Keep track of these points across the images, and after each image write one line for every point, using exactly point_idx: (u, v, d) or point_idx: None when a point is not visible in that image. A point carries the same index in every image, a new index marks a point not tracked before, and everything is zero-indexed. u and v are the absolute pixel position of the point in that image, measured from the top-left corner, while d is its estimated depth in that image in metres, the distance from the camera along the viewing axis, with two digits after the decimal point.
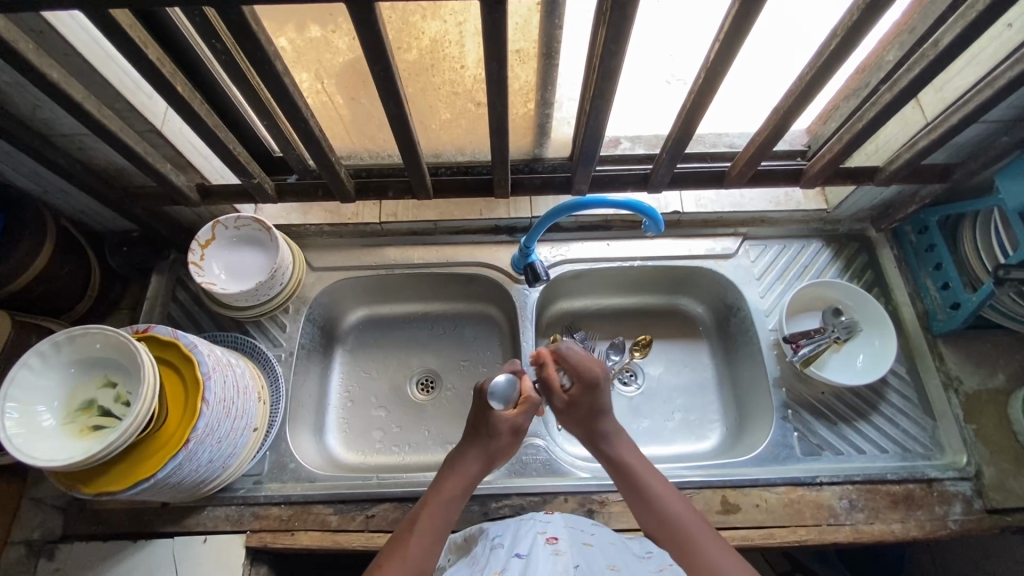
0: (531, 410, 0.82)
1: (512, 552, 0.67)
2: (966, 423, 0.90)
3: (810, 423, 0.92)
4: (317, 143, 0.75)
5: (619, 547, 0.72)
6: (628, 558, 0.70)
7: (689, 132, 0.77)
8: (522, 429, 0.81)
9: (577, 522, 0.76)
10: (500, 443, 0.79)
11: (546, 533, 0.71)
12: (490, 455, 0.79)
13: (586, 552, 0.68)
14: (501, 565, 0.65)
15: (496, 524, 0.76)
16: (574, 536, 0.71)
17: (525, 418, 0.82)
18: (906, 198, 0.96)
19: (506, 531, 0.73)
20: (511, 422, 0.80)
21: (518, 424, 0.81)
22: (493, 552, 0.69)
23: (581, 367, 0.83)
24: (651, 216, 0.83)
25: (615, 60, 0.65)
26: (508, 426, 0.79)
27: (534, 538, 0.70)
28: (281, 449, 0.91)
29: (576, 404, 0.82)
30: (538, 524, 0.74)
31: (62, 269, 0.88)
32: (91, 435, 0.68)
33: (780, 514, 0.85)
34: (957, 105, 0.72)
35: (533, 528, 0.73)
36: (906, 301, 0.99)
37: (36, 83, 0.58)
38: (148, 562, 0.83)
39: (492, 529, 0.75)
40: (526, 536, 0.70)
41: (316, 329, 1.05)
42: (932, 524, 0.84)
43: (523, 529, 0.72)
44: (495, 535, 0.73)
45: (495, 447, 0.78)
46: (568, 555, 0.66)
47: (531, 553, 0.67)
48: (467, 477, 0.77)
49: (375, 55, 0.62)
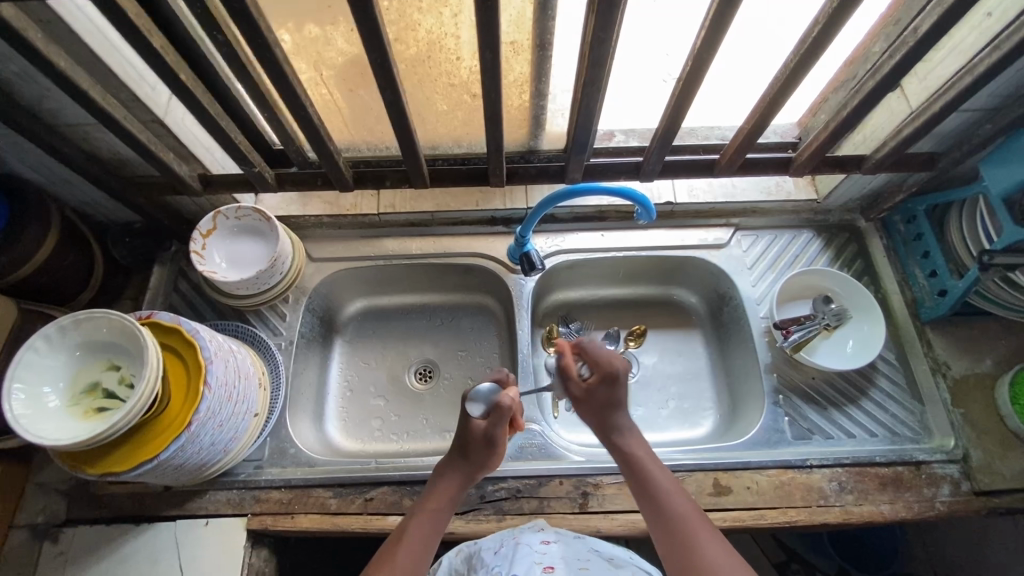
0: (504, 420, 0.77)
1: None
2: (953, 408, 0.92)
3: (800, 408, 0.94)
4: (317, 132, 0.77)
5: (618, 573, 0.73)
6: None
7: (678, 120, 0.79)
8: (498, 442, 0.78)
9: (575, 551, 0.76)
10: (475, 454, 0.78)
11: (543, 563, 0.72)
12: (468, 468, 0.78)
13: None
14: None
15: (491, 551, 0.76)
16: (571, 564, 0.72)
17: (503, 428, 0.79)
18: (894, 187, 0.98)
19: (503, 561, 0.73)
20: (483, 432, 0.77)
21: (492, 435, 0.78)
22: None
23: (602, 360, 0.82)
24: (643, 203, 0.85)
25: (605, 48, 0.67)
26: (481, 436, 0.77)
27: (531, 567, 0.70)
28: (281, 435, 0.93)
29: (591, 396, 0.81)
30: (533, 552, 0.74)
31: (66, 258, 0.90)
32: (96, 416, 0.70)
33: (771, 496, 0.86)
34: (940, 93, 0.74)
35: (530, 555, 0.73)
36: (895, 289, 1.01)
37: (43, 70, 0.60)
38: (151, 544, 0.85)
39: (489, 559, 0.75)
40: (523, 564, 0.71)
41: (315, 319, 1.06)
42: (920, 505, 0.86)
43: (519, 556, 0.73)
44: (492, 566, 0.73)
45: (471, 458, 0.78)
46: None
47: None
48: (449, 490, 0.77)
49: (372, 44, 0.64)
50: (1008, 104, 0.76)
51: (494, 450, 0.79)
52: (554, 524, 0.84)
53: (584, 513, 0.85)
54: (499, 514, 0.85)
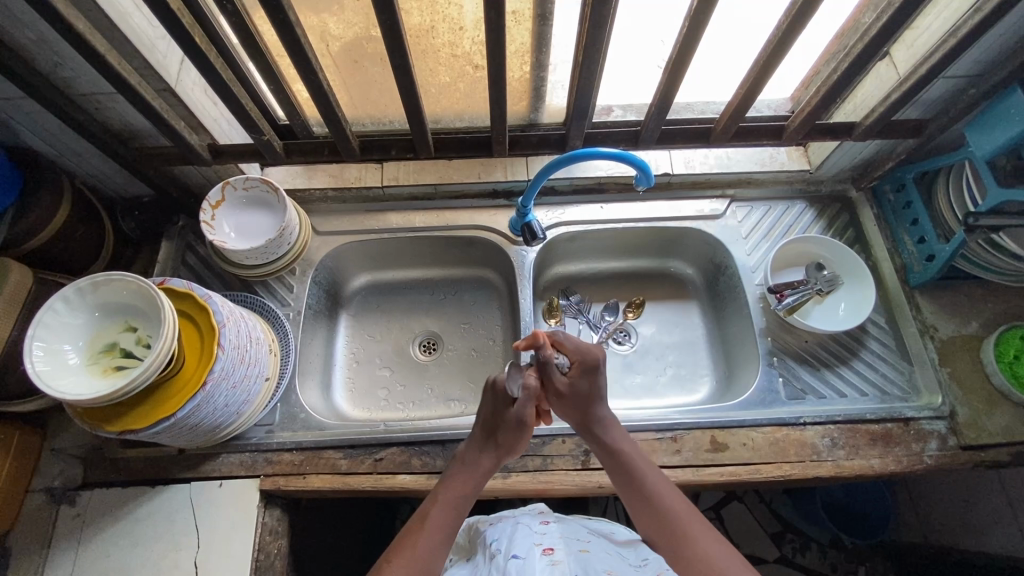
0: (532, 400, 0.78)
1: (509, 555, 0.71)
2: (940, 366, 0.95)
3: (794, 369, 0.97)
4: (324, 96, 0.78)
5: (613, 556, 0.76)
6: (621, 567, 0.72)
7: (674, 85, 0.81)
8: (527, 421, 0.79)
9: (573, 530, 0.82)
10: (504, 435, 0.79)
11: (543, 543, 0.75)
12: (499, 446, 0.79)
13: (583, 559, 0.73)
14: (500, 569, 0.69)
15: (492, 525, 0.82)
16: (569, 545, 0.76)
17: (532, 408, 0.79)
18: (884, 156, 1.01)
19: (503, 536, 0.77)
20: (512, 412, 0.78)
21: (519, 416, 0.78)
22: (491, 559, 0.74)
23: (582, 350, 0.82)
24: (642, 168, 0.87)
25: (606, 8, 0.68)
26: (512, 418, 0.78)
27: (531, 546, 0.74)
28: (291, 401, 0.96)
29: (574, 388, 0.81)
30: (534, 532, 0.78)
31: (77, 230, 0.92)
32: (114, 374, 0.72)
33: (766, 451, 0.89)
34: (926, 58, 0.77)
35: (531, 537, 0.76)
36: (885, 256, 1.04)
37: (62, 34, 0.62)
38: (167, 505, 0.87)
39: (490, 532, 0.80)
40: (523, 543, 0.74)
41: (322, 291, 1.09)
42: (908, 459, 0.89)
43: (519, 533, 0.77)
44: (492, 541, 0.77)
45: (499, 435, 0.79)
46: (565, 565, 0.71)
47: (528, 557, 0.71)
48: (479, 469, 0.78)
49: (381, 5, 0.65)
50: (991, 68, 0.79)
51: (523, 431, 0.79)
52: (557, 479, 0.87)
53: (586, 469, 0.88)
54: (504, 472, 0.88)
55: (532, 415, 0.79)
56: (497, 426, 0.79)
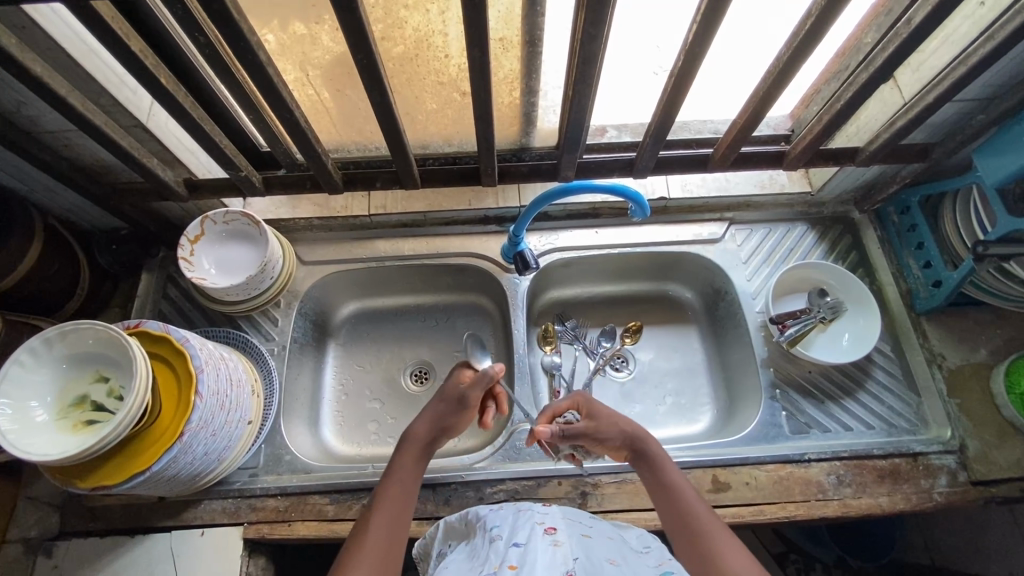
0: (482, 384, 0.80)
1: (510, 543, 0.66)
2: (949, 398, 0.92)
3: (797, 403, 0.94)
4: (304, 134, 0.75)
5: (616, 542, 0.71)
6: (627, 553, 0.68)
7: (671, 116, 0.77)
8: (469, 402, 0.79)
9: (575, 514, 0.76)
10: (446, 409, 0.79)
11: (545, 525, 0.71)
12: (436, 421, 0.78)
13: (587, 544, 0.67)
14: (500, 557, 0.64)
15: (492, 512, 0.76)
16: (572, 528, 0.71)
17: (478, 394, 0.80)
18: (888, 178, 0.97)
19: (504, 523, 0.72)
20: (461, 389, 0.80)
21: (463, 394, 0.80)
22: (492, 544, 0.68)
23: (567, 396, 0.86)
24: (637, 200, 0.84)
25: (597, 44, 0.64)
26: (456, 394, 0.80)
27: (532, 530, 0.69)
28: (276, 442, 0.92)
29: (596, 428, 0.80)
30: (535, 516, 0.74)
31: (50, 268, 0.88)
32: (84, 430, 0.68)
33: (770, 491, 0.86)
34: (933, 84, 0.74)
35: (531, 519, 0.73)
36: (890, 281, 1.01)
37: (20, 78, 0.59)
38: (146, 558, 0.83)
39: (490, 518, 0.75)
40: (526, 529, 0.70)
41: (308, 323, 1.05)
42: (918, 496, 0.86)
43: (520, 519, 0.72)
44: (493, 527, 0.72)
45: (442, 407, 0.79)
46: (567, 545, 0.66)
47: (529, 543, 0.66)
48: (420, 441, 0.77)
49: (357, 45, 0.62)
50: (1001, 94, 0.76)
51: (463, 411, 0.80)
52: None
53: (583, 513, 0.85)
54: None
55: (478, 399, 0.81)
56: (442, 401, 0.80)
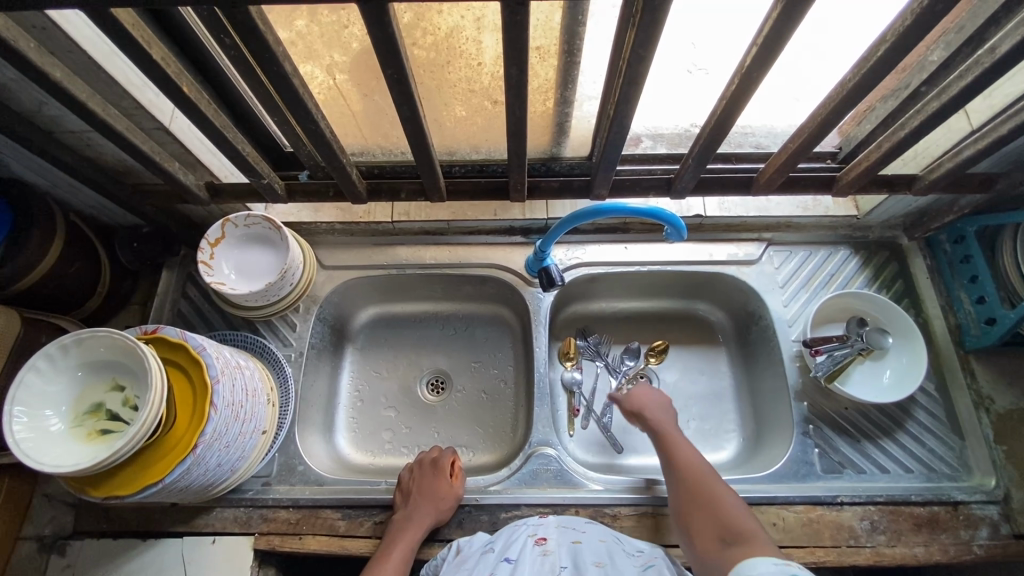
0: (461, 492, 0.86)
1: (502, 557, 0.69)
2: (995, 445, 0.86)
3: (831, 440, 0.89)
4: (328, 144, 0.72)
5: (609, 544, 0.71)
6: (615, 552, 0.70)
7: (719, 137, 0.72)
8: (458, 497, 0.85)
9: (570, 521, 0.76)
10: (440, 493, 0.83)
11: (537, 535, 0.73)
12: (434, 508, 0.81)
13: (574, 550, 0.69)
14: (490, 569, 0.67)
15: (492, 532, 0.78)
16: (564, 534, 0.73)
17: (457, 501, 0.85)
18: (944, 206, 0.91)
19: (500, 538, 0.74)
20: (445, 483, 0.84)
21: (451, 487, 0.85)
22: (483, 556, 0.71)
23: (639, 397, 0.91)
24: (673, 223, 0.80)
25: (643, 64, 0.59)
26: (443, 482, 0.84)
27: (524, 542, 0.71)
28: (290, 451, 0.91)
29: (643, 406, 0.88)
30: (528, 525, 0.76)
31: (71, 266, 0.88)
32: (98, 440, 0.67)
33: (798, 534, 0.82)
34: (1007, 115, 0.68)
35: (525, 530, 0.74)
36: (938, 314, 0.95)
37: (39, 83, 0.56)
38: (157, 563, 0.83)
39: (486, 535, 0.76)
40: (517, 540, 0.72)
41: (327, 328, 1.03)
42: (956, 548, 0.81)
43: (514, 533, 0.74)
44: (488, 541, 0.75)
45: (436, 493, 0.82)
46: (556, 555, 0.68)
47: (520, 558, 0.68)
48: (415, 529, 0.79)
49: (387, 58, 0.59)
50: None
51: (450, 494, 0.84)
52: None
53: None
54: None
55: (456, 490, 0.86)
56: (428, 487, 0.83)
